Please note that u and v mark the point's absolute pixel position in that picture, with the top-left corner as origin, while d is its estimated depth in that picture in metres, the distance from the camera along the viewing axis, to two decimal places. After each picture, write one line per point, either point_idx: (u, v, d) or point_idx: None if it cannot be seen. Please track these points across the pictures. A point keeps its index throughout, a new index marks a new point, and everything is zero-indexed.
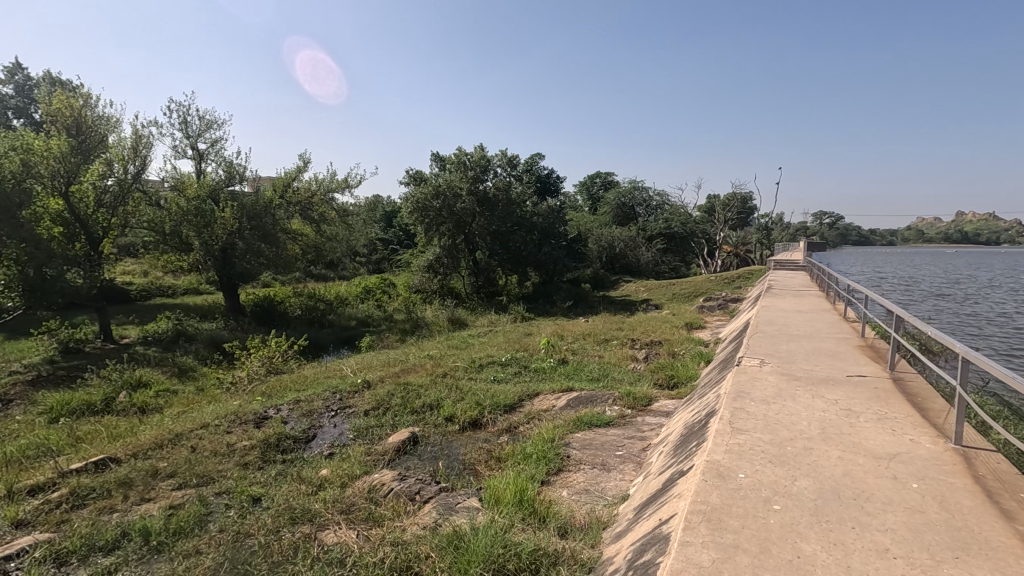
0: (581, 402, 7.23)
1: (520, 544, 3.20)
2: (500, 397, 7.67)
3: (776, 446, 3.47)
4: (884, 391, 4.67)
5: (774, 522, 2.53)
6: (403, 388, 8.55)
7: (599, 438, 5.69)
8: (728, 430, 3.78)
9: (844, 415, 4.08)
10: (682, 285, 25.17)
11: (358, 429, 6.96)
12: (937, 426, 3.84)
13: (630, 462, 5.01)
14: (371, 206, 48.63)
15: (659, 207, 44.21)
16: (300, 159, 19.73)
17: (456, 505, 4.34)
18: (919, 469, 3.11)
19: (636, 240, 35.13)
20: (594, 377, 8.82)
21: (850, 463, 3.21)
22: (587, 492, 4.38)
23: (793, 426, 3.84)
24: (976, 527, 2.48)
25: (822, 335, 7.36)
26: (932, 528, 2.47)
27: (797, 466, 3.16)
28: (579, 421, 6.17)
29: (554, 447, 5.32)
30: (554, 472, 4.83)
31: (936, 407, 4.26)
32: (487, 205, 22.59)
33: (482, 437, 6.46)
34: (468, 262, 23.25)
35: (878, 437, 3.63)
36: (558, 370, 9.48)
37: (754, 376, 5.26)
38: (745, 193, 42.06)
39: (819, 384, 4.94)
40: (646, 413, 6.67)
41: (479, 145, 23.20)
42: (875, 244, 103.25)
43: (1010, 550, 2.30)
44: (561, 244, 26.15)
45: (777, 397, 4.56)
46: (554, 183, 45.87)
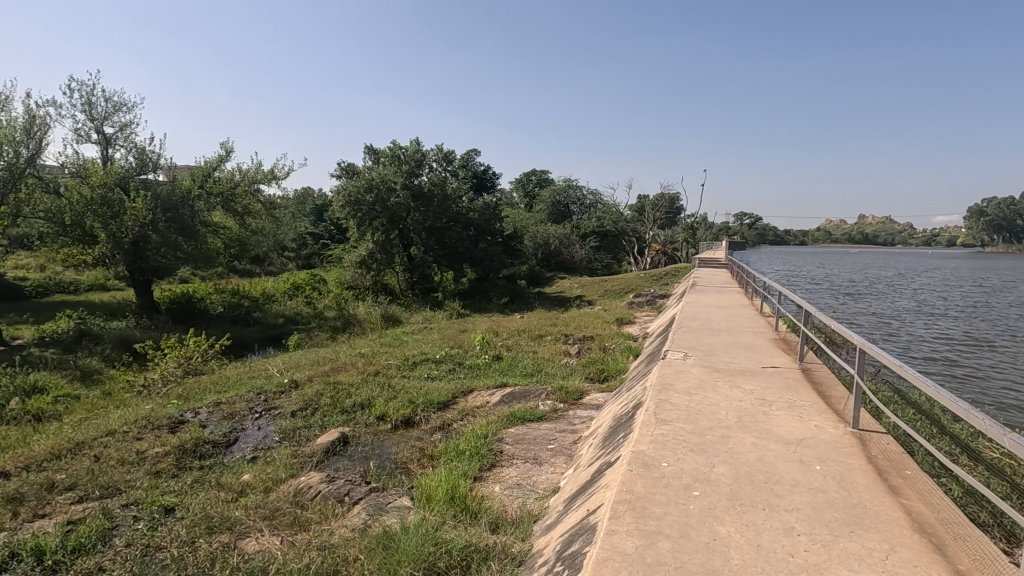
0: (514, 398, 7.28)
1: (450, 541, 3.18)
2: (433, 394, 7.60)
3: (697, 435, 3.66)
4: (793, 381, 5.03)
5: (694, 507, 2.67)
6: (333, 387, 8.31)
7: (532, 433, 5.76)
8: (653, 421, 3.94)
9: (758, 404, 4.36)
10: (614, 281, 25.91)
11: (284, 430, 6.68)
12: (837, 412, 4.18)
13: (561, 455, 5.11)
14: (300, 200, 46.71)
15: (592, 206, 45.31)
16: (222, 148, 18.67)
17: (387, 505, 4.27)
18: (822, 452, 3.38)
19: (570, 237, 35.79)
20: (528, 373, 8.94)
21: (763, 449, 3.43)
22: (519, 486, 4.43)
23: (713, 415, 4.06)
24: (868, 502, 2.73)
25: (740, 329, 7.80)
26: (831, 506, 2.69)
27: (715, 453, 3.35)
28: (512, 416, 6.23)
29: (487, 443, 5.33)
30: (487, 468, 4.84)
31: (837, 394, 4.64)
32: (422, 199, 22.26)
33: (415, 435, 6.38)
34: (402, 258, 22.85)
35: (788, 423, 3.90)
36: (492, 366, 9.53)
37: (678, 368, 5.51)
38: (672, 194, 43.93)
39: (737, 375, 5.25)
40: (577, 406, 6.84)
41: (414, 140, 22.90)
42: (789, 245, 110.69)
43: (897, 522, 2.54)
44: (497, 240, 26.27)
45: (698, 388, 4.80)
46: (490, 179, 46.04)
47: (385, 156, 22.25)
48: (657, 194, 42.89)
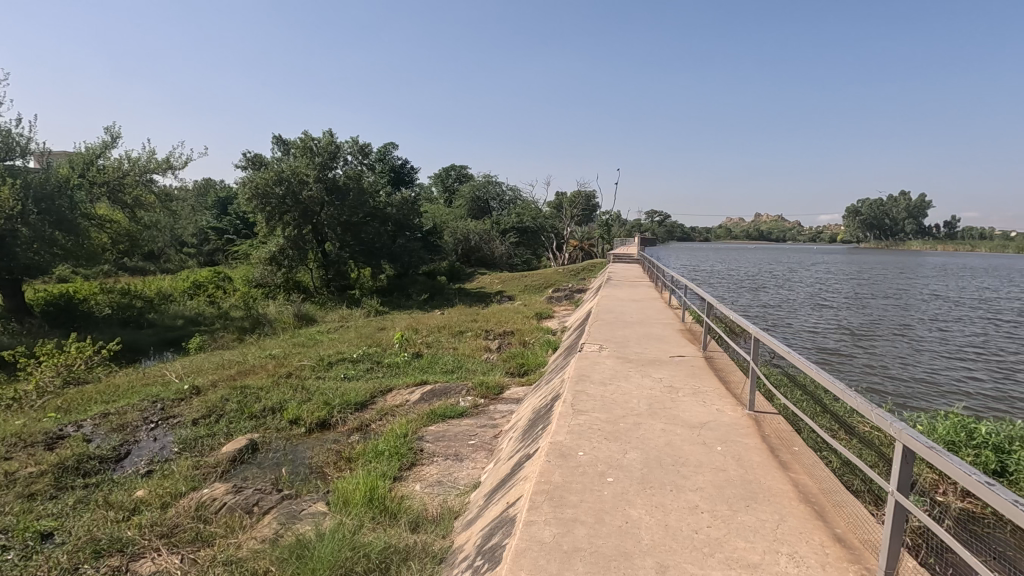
0: (434, 395, 7.21)
1: (369, 544, 3.11)
2: (350, 395, 7.36)
3: (611, 424, 3.81)
4: (698, 369, 5.37)
5: (608, 493, 2.78)
6: (240, 391, 7.82)
7: (453, 430, 5.74)
8: (570, 412, 4.06)
9: (667, 391, 4.61)
10: (534, 276, 26.36)
11: (184, 440, 6.20)
12: (736, 396, 4.52)
13: (482, 450, 5.14)
14: (200, 192, 43.42)
15: (511, 202, 45.83)
16: (108, 133, 16.94)
17: (301, 512, 4.09)
18: (723, 434, 3.63)
19: (490, 233, 35.99)
20: (448, 370, 8.88)
21: (671, 433, 3.63)
22: (439, 484, 4.40)
23: (626, 404, 4.25)
24: (762, 478, 2.97)
25: (651, 321, 8.21)
26: (731, 483, 2.90)
27: (627, 440, 3.51)
28: (432, 414, 6.16)
29: (406, 442, 5.24)
30: (407, 467, 4.77)
31: (736, 379, 5.02)
32: (336, 192, 21.47)
33: (331, 438, 6.16)
34: (316, 254, 21.90)
35: (693, 408, 4.16)
36: (412, 364, 9.38)
37: (594, 360, 5.70)
38: (587, 192, 45.53)
39: (647, 365, 5.53)
40: (497, 401, 6.90)
41: (327, 131, 22.08)
42: (695, 241, 117.85)
43: (785, 494, 2.79)
44: (415, 236, 25.89)
45: (612, 379, 5.00)
46: (408, 174, 45.24)
47: (296, 146, 21.44)
48: (574, 191, 44.21)
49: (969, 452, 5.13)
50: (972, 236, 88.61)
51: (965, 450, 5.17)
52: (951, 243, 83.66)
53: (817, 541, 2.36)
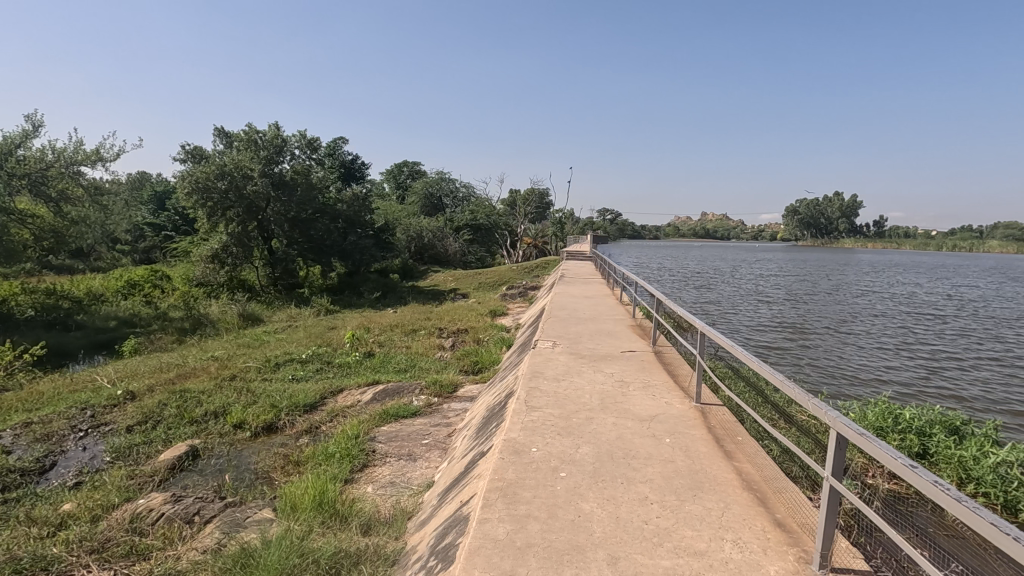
0: (386, 395, 7.08)
1: (318, 550, 3.02)
2: (298, 397, 7.13)
3: (564, 419, 3.85)
4: (647, 363, 5.51)
5: (560, 488, 2.81)
6: (179, 396, 7.43)
7: (406, 429, 5.66)
8: (524, 409, 4.08)
9: (618, 386, 4.71)
10: (488, 274, 26.37)
11: (116, 448, 5.84)
12: (684, 389, 4.66)
13: (436, 449, 5.10)
14: (134, 185, 41.11)
15: (465, 199, 45.65)
16: (29, 121, 15.71)
17: (245, 520, 3.93)
18: (672, 426, 3.74)
19: (444, 230, 35.72)
20: (401, 369, 8.76)
21: (622, 427, 3.70)
22: (392, 485, 4.33)
23: (578, 399, 4.31)
24: (708, 468, 3.08)
25: (603, 318, 8.36)
26: (679, 474, 2.99)
27: (580, 434, 3.56)
28: (384, 414, 6.05)
29: (358, 443, 5.13)
30: (358, 469, 4.67)
31: (684, 373, 5.17)
32: (283, 187, 20.74)
33: (278, 442, 5.95)
34: (262, 252, 21.10)
35: (643, 402, 4.26)
36: (363, 363, 9.19)
37: (547, 357, 5.75)
38: (541, 189, 45.96)
39: (599, 360, 5.62)
40: (451, 400, 6.85)
41: (273, 123, 21.34)
42: (645, 239, 120.79)
43: (730, 482, 2.90)
44: (367, 233, 25.40)
45: (565, 374, 5.06)
46: (359, 169, 44.33)
47: (240, 139, 20.65)
48: (528, 189, 44.49)
49: (894, 437, 5.50)
50: (897, 235, 94.80)
51: (891, 435, 5.53)
52: (879, 241, 89.26)
53: (759, 527, 2.46)
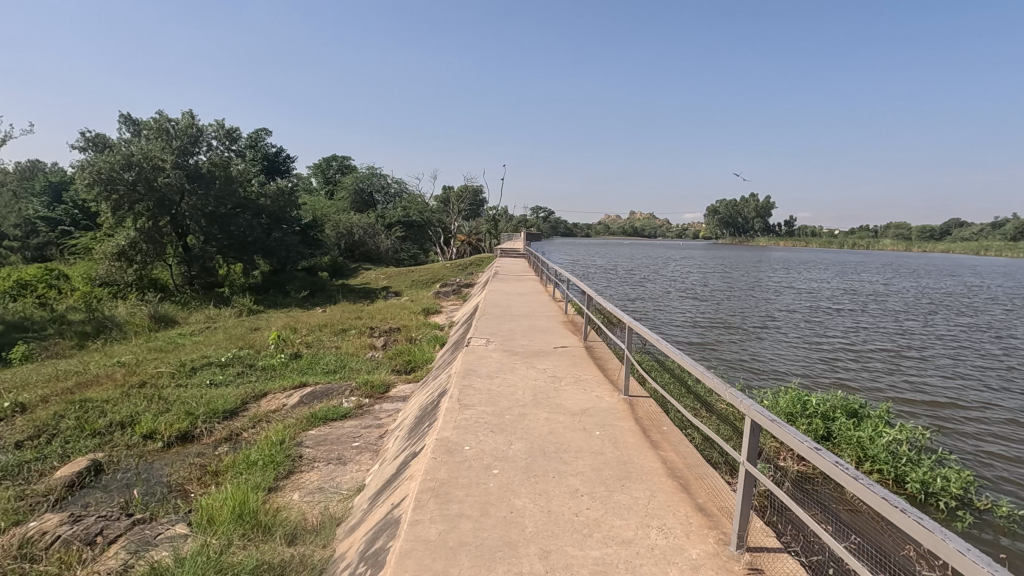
0: (314, 397, 6.82)
1: (237, 565, 2.85)
2: (217, 403, 6.71)
3: (497, 416, 3.86)
4: (579, 358, 5.64)
5: (493, 485, 2.81)
6: (79, 406, 6.80)
7: (335, 432, 5.48)
8: (457, 407, 4.05)
9: (550, 381, 4.78)
10: (421, 271, 26.04)
11: (3, 467, 5.25)
12: (613, 382, 4.80)
13: (367, 451, 4.97)
14: (25, 177, 37.29)
15: (397, 195, 44.83)
16: None
17: (156, 538, 3.65)
18: (601, 419, 3.84)
19: (375, 227, 34.87)
20: (330, 370, 8.47)
21: (553, 422, 3.76)
22: (320, 491, 4.17)
23: (511, 395, 4.34)
24: (635, 458, 3.18)
25: (535, 314, 8.47)
26: (608, 465, 3.07)
27: (513, 431, 3.58)
28: (312, 417, 5.82)
29: (283, 449, 4.90)
30: (283, 476, 4.46)
31: (613, 366, 5.33)
32: (199, 180, 19.47)
33: (195, 451, 5.59)
34: (176, 249, 19.71)
35: (574, 396, 4.35)
36: (289, 365, 8.81)
37: (480, 354, 5.75)
38: (474, 186, 45.92)
39: (532, 356, 5.69)
40: (383, 400, 6.71)
41: (187, 111, 20.00)
42: (577, 236, 123.49)
43: (656, 471, 3.02)
44: (292, 230, 24.43)
45: (498, 372, 5.07)
46: (283, 163, 42.49)
47: (149, 127, 19.20)
48: (462, 185, 44.33)
49: (803, 421, 5.94)
50: (806, 234, 102.30)
51: (799, 419, 5.97)
52: (788, 240, 96.12)
53: (682, 513, 2.58)
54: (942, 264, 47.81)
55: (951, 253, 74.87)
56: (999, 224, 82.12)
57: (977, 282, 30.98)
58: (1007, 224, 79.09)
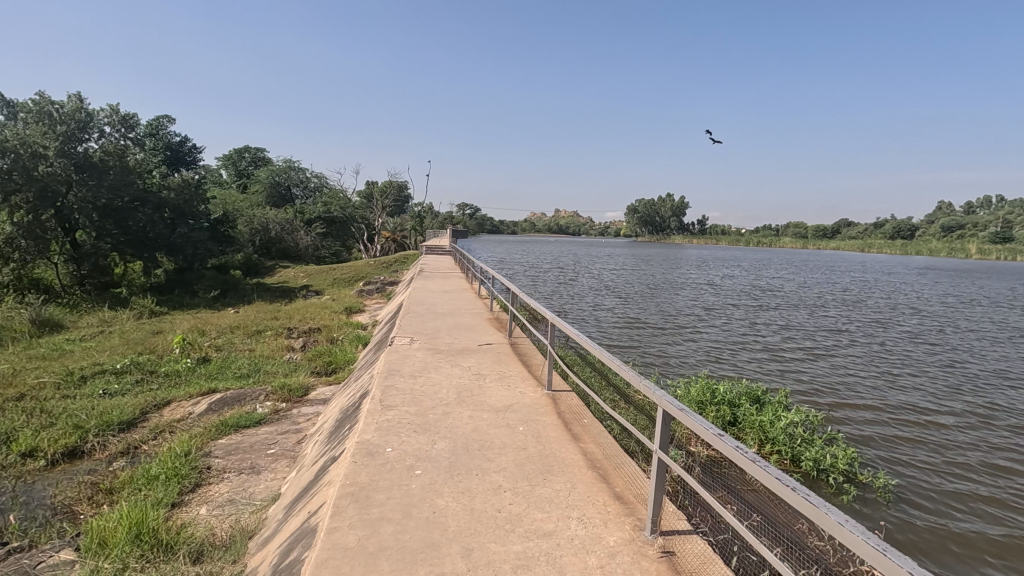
0: (224, 403, 6.40)
1: None
2: (110, 414, 6.14)
3: (421, 416, 3.81)
4: (503, 355, 5.68)
5: (415, 486, 2.77)
6: None
7: (248, 440, 5.18)
8: (379, 408, 3.95)
9: (474, 379, 4.78)
10: (343, 269, 25.20)
11: None
12: (536, 378, 4.88)
13: (283, 458, 4.74)
14: None
15: (316, 189, 43.13)
16: None
17: (36, 568, 3.28)
18: (524, 414, 3.89)
19: (293, 223, 33.35)
20: (243, 374, 8.01)
21: (478, 420, 3.76)
22: (231, 503, 3.92)
23: (435, 395, 4.30)
24: (557, 452, 3.25)
25: (461, 312, 8.44)
26: (531, 460, 3.12)
27: (436, 430, 3.55)
28: (222, 425, 5.47)
29: (189, 461, 4.56)
30: (188, 491, 4.15)
31: (537, 363, 5.41)
32: (89, 170, 17.82)
33: (86, 468, 5.08)
34: (63, 245, 17.79)
35: (498, 393, 4.38)
36: (197, 371, 8.23)
37: (404, 353, 5.64)
38: (399, 182, 45.08)
39: (457, 354, 5.66)
40: (301, 404, 6.43)
41: (74, 93, 18.20)
42: (504, 233, 124.31)
43: (576, 463, 3.10)
44: (200, 225, 22.85)
45: (422, 371, 5.00)
46: (189, 154, 39.80)
47: (26, 110, 17.27)
48: (386, 181, 43.35)
49: (712, 408, 6.30)
50: (717, 232, 108.92)
51: (709, 407, 6.33)
52: (702, 237, 101.92)
53: (601, 502, 2.66)
54: (833, 261, 52.61)
55: (840, 250, 82.64)
56: (880, 224, 91.55)
57: (863, 277, 34.33)
58: (885, 223, 88.49)
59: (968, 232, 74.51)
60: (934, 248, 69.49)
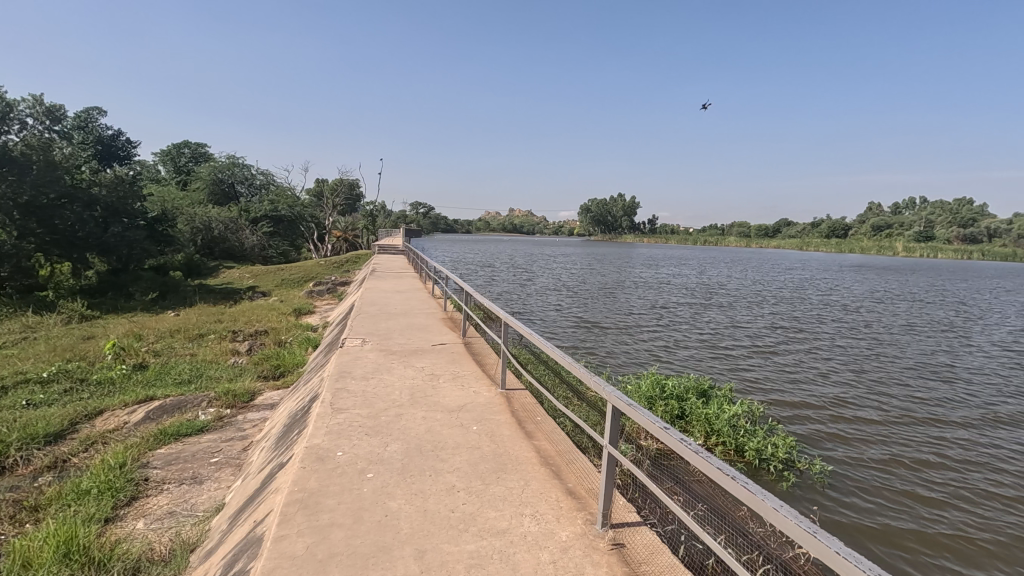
0: (163, 411, 6.08)
1: None
2: (35, 426, 5.73)
3: (373, 418, 3.75)
4: (457, 355, 5.65)
5: (366, 489, 2.72)
6: None
7: (189, 449, 4.94)
8: (330, 412, 3.86)
9: (428, 379, 4.74)
10: (291, 269, 24.43)
11: None
12: (490, 377, 4.88)
13: (228, 467, 4.56)
14: None
15: (262, 187, 41.67)
16: None
17: None
18: (478, 413, 3.89)
19: (237, 222, 32.09)
20: (184, 380, 7.64)
21: (431, 420, 3.74)
22: (171, 515, 3.74)
23: (387, 396, 4.24)
24: (510, 450, 3.26)
25: (414, 312, 8.34)
26: (484, 459, 3.12)
27: (388, 432, 3.50)
28: (161, 434, 5.20)
29: (124, 473, 4.31)
30: (124, 505, 3.93)
31: (491, 362, 5.42)
32: (9, 165, 16.59)
33: (6, 485, 4.72)
34: None
35: (452, 393, 4.36)
36: (133, 378, 7.80)
37: (356, 355, 5.53)
38: (350, 180, 44.11)
39: (410, 355, 5.60)
40: (247, 410, 6.19)
41: None
42: (458, 232, 123.73)
43: (529, 461, 3.12)
44: (136, 223, 21.66)
45: (374, 372, 4.91)
46: (123, 148, 37.68)
47: None
48: (336, 178, 42.35)
49: (661, 402, 6.48)
50: (667, 232, 112.00)
51: (658, 401, 6.50)
52: (652, 236, 104.50)
53: (554, 498, 2.70)
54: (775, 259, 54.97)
55: (781, 249, 86.51)
56: (817, 224, 96.48)
57: (802, 275, 36.10)
58: (821, 223, 93.39)
59: (896, 232, 79.60)
60: (865, 247, 73.90)
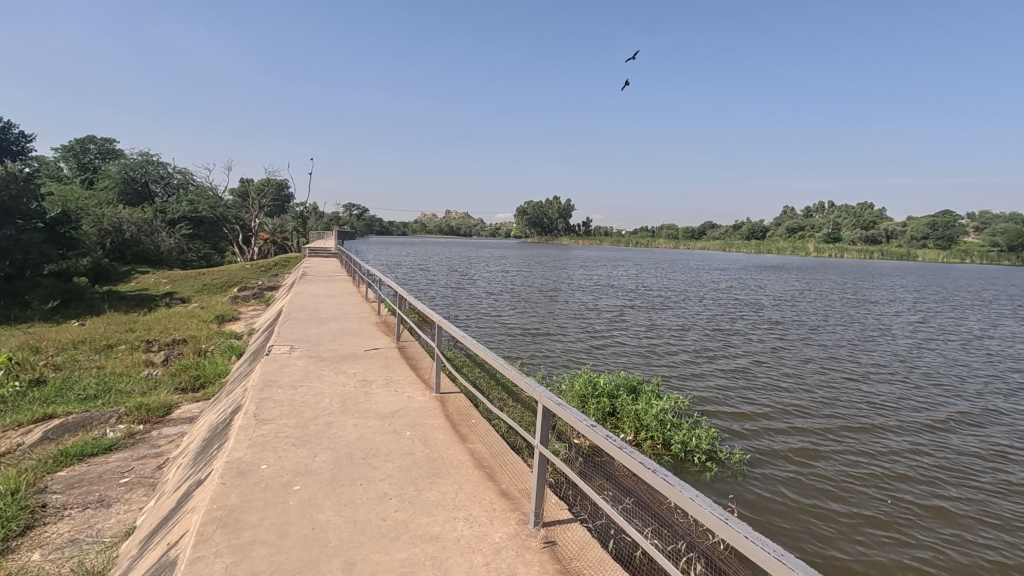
0: (64, 430, 5.57)
1: None
2: None
3: (300, 428, 3.60)
4: (390, 360, 5.53)
5: (293, 502, 2.62)
6: None
7: (95, 470, 4.55)
8: (254, 423, 3.67)
9: (360, 386, 4.61)
10: (213, 274, 23.04)
11: None
12: (424, 381, 4.82)
13: (141, 487, 4.24)
14: None
15: (181, 186, 39.10)
16: None
17: None
18: (411, 419, 3.82)
19: (152, 223, 29.93)
20: (90, 395, 7.04)
21: (362, 428, 3.64)
22: (73, 543, 3.43)
23: (316, 404, 4.09)
24: (444, 454, 3.23)
25: (346, 316, 8.08)
26: (418, 464, 3.08)
27: (317, 442, 3.37)
28: (62, 454, 4.76)
29: (18, 499, 3.91)
30: (17, 535, 3.56)
31: (425, 366, 5.35)
32: None
33: None
34: None
35: (384, 399, 4.27)
36: (30, 395, 7.09)
37: (283, 363, 5.30)
38: (278, 180, 42.24)
39: (341, 361, 5.43)
40: (163, 425, 5.79)
41: None
42: (394, 234, 121.32)
43: (463, 464, 3.11)
44: (33, 225, 19.75)
45: (302, 380, 4.72)
46: (16, 143, 34.39)
47: None
48: (263, 178, 40.43)
49: (594, 400, 6.64)
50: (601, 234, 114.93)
51: (591, 400, 6.65)
52: (587, 238, 106.93)
53: (487, 500, 2.70)
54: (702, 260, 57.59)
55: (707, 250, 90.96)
56: (739, 227, 102.21)
57: (727, 275, 38.10)
58: (743, 225, 98.98)
59: (809, 234, 85.64)
60: (782, 248, 79.06)
